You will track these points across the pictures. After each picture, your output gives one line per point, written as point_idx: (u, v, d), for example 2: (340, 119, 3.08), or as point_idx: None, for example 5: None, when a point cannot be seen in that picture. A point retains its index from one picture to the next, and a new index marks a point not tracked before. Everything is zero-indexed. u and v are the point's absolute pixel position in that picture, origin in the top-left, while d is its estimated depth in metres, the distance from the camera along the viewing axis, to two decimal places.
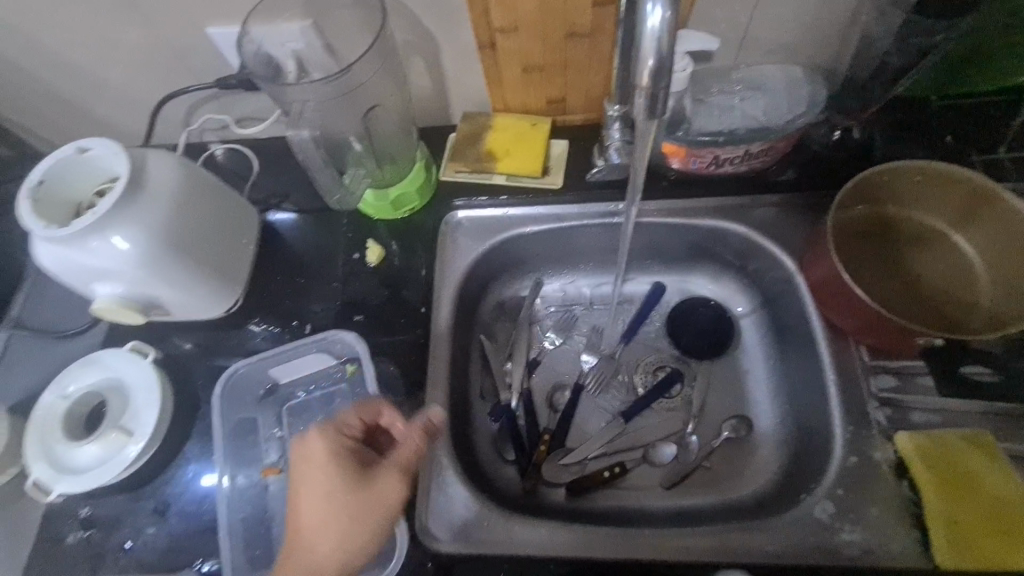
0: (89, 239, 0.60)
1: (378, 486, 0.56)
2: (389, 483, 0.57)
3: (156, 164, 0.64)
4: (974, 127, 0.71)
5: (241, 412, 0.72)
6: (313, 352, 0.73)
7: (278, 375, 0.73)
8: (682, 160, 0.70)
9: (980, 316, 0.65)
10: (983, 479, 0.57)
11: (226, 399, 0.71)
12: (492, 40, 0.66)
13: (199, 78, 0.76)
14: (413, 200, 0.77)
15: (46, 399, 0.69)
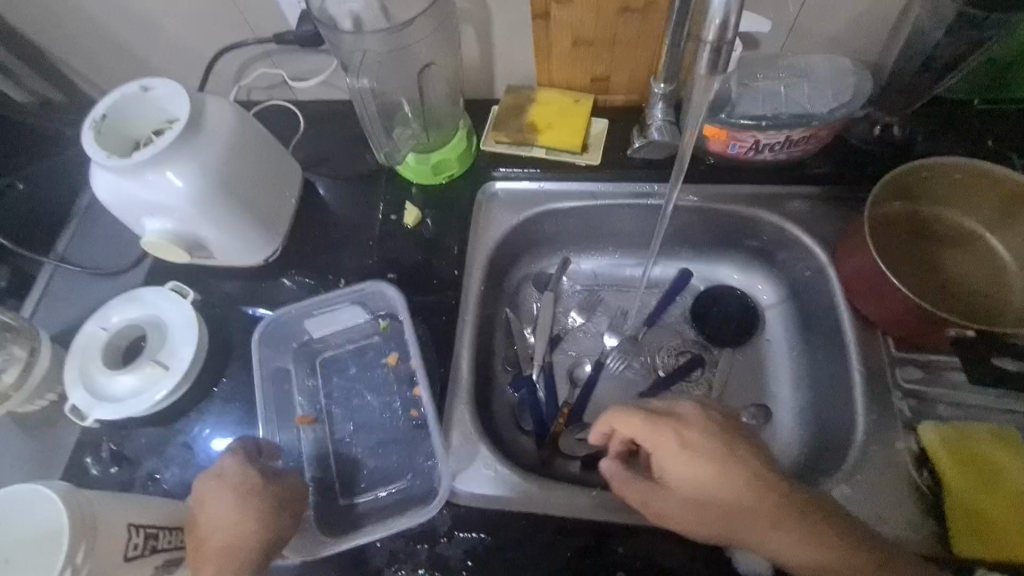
0: (147, 172, 0.62)
1: (285, 486, 0.60)
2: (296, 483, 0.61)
3: (215, 107, 0.67)
4: (1015, 131, 0.71)
5: (277, 360, 0.75)
6: (349, 304, 0.76)
7: (313, 327, 0.77)
8: (722, 143, 0.71)
9: (1013, 315, 0.65)
10: (1006, 474, 0.58)
11: (264, 346, 0.73)
12: (546, 10, 0.68)
13: (256, 33, 0.79)
14: (453, 166, 0.79)
15: (88, 329, 0.72)
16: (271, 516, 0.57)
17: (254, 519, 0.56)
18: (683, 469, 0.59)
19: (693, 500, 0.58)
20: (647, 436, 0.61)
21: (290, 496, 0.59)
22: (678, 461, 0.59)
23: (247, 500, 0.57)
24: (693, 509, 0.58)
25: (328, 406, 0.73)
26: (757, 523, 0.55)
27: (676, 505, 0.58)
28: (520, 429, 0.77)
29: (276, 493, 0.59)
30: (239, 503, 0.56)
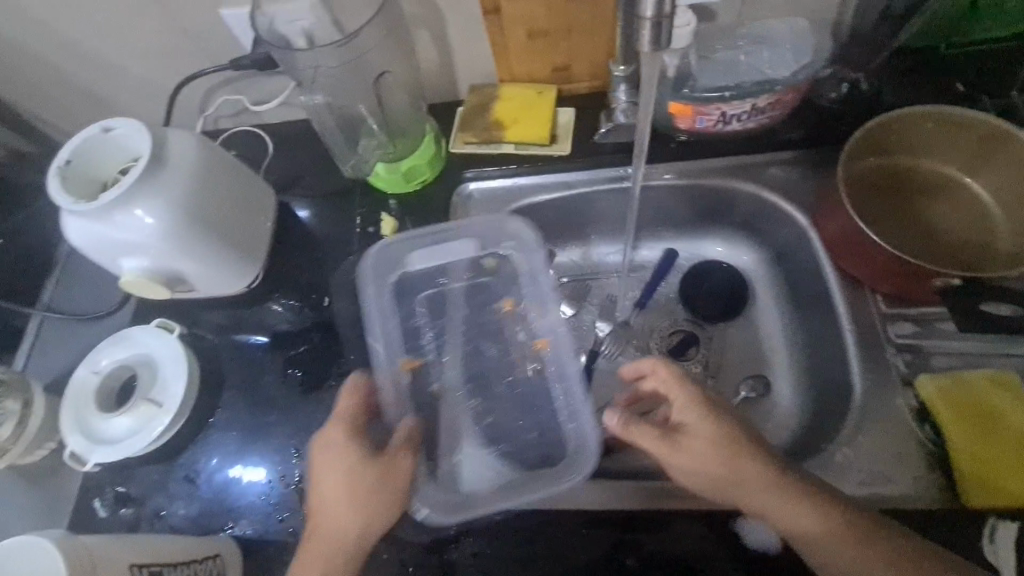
0: (116, 211, 0.62)
1: (390, 469, 0.57)
2: (400, 465, 0.58)
3: (178, 140, 0.66)
4: (983, 73, 0.71)
5: (382, 294, 0.74)
6: (465, 236, 0.75)
7: (420, 263, 0.75)
8: (689, 119, 0.71)
9: (999, 257, 0.64)
10: (1007, 418, 0.57)
11: (370, 279, 0.73)
12: (496, 6, 0.68)
13: (214, 61, 0.78)
14: (425, 172, 0.78)
15: (79, 375, 0.72)
16: (375, 504, 0.56)
17: (355, 509, 0.56)
18: (702, 423, 0.56)
19: (705, 453, 0.55)
20: (675, 390, 0.58)
21: (396, 478, 0.57)
22: (700, 414, 0.57)
23: (351, 488, 0.56)
24: (704, 459, 0.55)
25: (425, 344, 0.74)
26: (751, 482, 0.55)
27: (691, 451, 0.56)
28: None
29: (379, 479, 0.57)
30: (343, 489, 0.56)
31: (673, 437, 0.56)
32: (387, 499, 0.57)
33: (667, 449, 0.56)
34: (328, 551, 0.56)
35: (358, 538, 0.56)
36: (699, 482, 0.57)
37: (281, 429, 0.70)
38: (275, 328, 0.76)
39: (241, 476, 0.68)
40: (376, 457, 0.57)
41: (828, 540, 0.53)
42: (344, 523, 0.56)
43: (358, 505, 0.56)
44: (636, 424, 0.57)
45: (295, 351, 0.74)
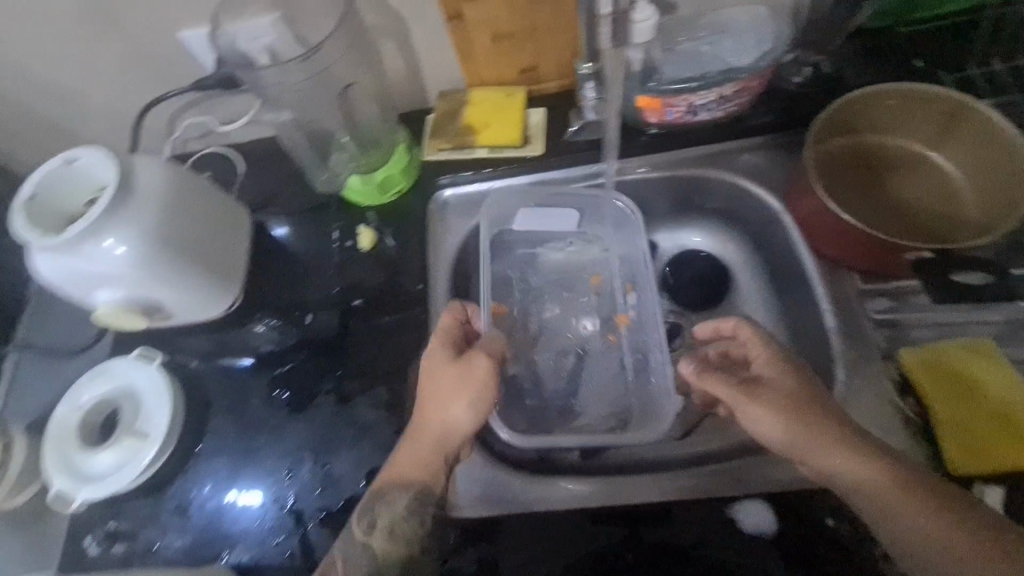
0: (85, 243, 0.61)
1: (472, 370, 0.61)
2: (482, 368, 0.61)
3: (144, 167, 0.65)
4: (940, 48, 0.72)
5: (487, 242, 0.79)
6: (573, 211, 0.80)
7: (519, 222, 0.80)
8: (658, 112, 0.71)
9: (969, 228, 0.65)
10: (987, 385, 0.59)
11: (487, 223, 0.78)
12: (458, 11, 0.68)
13: (178, 83, 0.77)
14: (399, 182, 0.78)
15: (60, 412, 0.70)
16: (461, 402, 0.60)
17: (447, 405, 0.60)
18: (779, 375, 0.60)
19: (779, 401, 0.57)
20: (754, 345, 0.63)
21: (481, 379, 0.61)
22: (775, 365, 0.61)
23: (442, 386, 0.61)
24: (776, 407, 0.57)
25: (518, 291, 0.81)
26: (816, 432, 0.55)
27: (765, 400, 0.58)
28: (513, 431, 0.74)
29: (462, 380, 0.61)
30: (438, 387, 0.61)
31: (750, 386, 0.60)
32: (473, 398, 0.61)
33: (742, 398, 0.59)
34: (422, 443, 0.60)
35: (448, 434, 0.60)
36: (776, 431, 0.57)
37: (270, 451, 0.69)
38: (259, 349, 0.75)
39: (235, 502, 0.67)
40: (460, 361, 0.62)
41: (888, 486, 0.52)
42: (436, 411, 0.60)
43: (450, 401, 0.60)
44: (711, 372, 0.62)
45: (280, 370, 0.74)
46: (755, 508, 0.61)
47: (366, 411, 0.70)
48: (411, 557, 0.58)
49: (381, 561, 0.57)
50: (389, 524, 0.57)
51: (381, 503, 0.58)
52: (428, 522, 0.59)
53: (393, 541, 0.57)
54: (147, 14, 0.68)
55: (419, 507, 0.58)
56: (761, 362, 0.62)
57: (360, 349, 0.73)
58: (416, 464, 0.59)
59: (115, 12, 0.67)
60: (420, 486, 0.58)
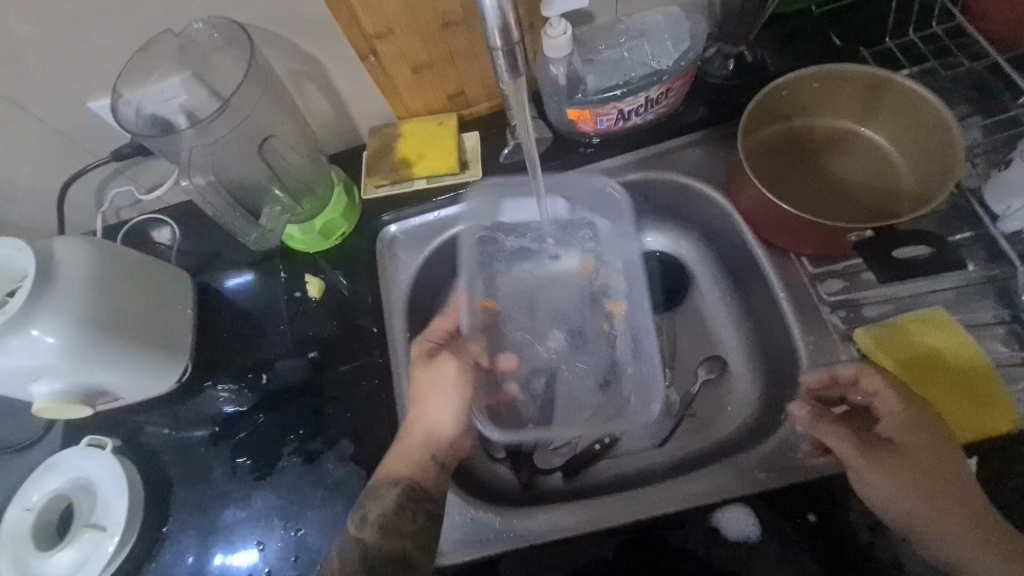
0: (10, 338, 0.58)
1: (444, 371, 0.66)
2: (451, 366, 0.66)
3: (65, 248, 0.62)
4: (856, 24, 0.73)
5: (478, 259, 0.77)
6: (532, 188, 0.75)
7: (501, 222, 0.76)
8: (590, 123, 0.71)
9: (907, 199, 0.66)
10: (944, 355, 0.59)
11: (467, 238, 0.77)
12: (371, 48, 0.66)
13: (97, 154, 0.74)
14: (341, 224, 0.76)
15: (10, 515, 0.66)
16: (438, 402, 0.65)
17: (427, 406, 0.64)
18: (919, 441, 0.54)
19: (911, 473, 0.52)
20: (890, 403, 0.56)
21: (454, 379, 0.66)
22: (909, 426, 0.54)
23: (418, 389, 0.65)
24: (898, 473, 0.53)
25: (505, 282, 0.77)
26: (924, 499, 0.51)
27: (891, 467, 0.53)
28: (493, 459, 0.73)
29: (435, 381, 0.65)
30: (417, 391, 0.65)
31: (883, 449, 0.54)
32: (448, 397, 0.65)
33: (869, 462, 0.53)
34: (409, 443, 0.63)
35: (432, 433, 0.63)
36: (900, 501, 0.52)
37: (238, 524, 0.67)
38: (216, 417, 0.72)
39: (225, 563, 0.65)
40: (430, 365, 0.66)
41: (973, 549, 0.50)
42: (427, 411, 0.64)
43: (429, 400, 0.65)
44: (832, 426, 0.56)
45: (241, 437, 0.71)
46: (737, 511, 0.60)
47: (333, 467, 0.67)
48: (402, 553, 0.57)
49: (375, 557, 0.56)
50: (378, 520, 0.58)
51: (371, 497, 0.59)
52: (420, 517, 0.59)
53: (382, 534, 0.57)
54: (47, 90, 0.65)
55: (409, 500, 0.59)
56: (893, 424, 0.55)
57: (321, 402, 0.71)
58: (404, 462, 0.61)
59: (12, 94, 0.64)
60: (410, 482, 0.60)
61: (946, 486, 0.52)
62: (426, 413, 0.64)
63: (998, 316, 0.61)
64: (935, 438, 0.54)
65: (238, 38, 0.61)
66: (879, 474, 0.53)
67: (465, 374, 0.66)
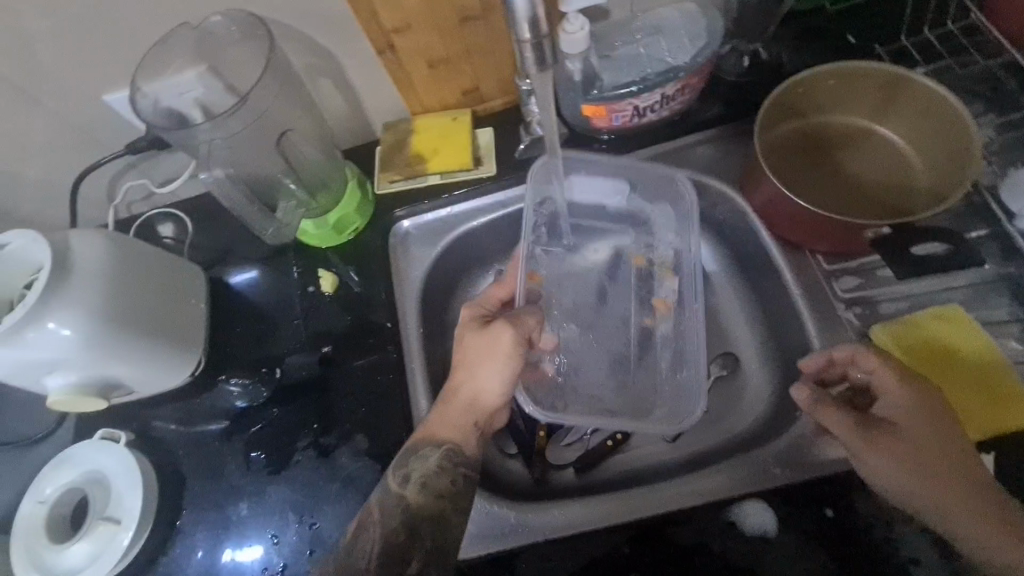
0: (26, 331, 0.58)
1: (498, 340, 0.63)
2: (506, 337, 0.62)
3: (81, 241, 0.62)
4: (870, 22, 0.73)
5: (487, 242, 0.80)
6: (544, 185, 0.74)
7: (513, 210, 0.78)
8: (605, 119, 0.71)
9: (922, 197, 0.66)
10: (959, 351, 0.59)
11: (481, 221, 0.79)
12: (389, 43, 0.66)
13: (111, 148, 0.74)
14: (355, 221, 0.76)
15: (24, 509, 0.66)
16: (488, 370, 0.62)
17: (476, 373, 0.62)
18: (918, 422, 0.53)
19: (907, 452, 0.52)
20: (888, 384, 0.56)
21: (507, 349, 0.62)
22: (907, 409, 0.54)
23: (471, 352, 0.63)
24: (895, 451, 0.53)
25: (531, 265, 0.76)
26: (917, 468, 0.52)
27: (886, 446, 0.53)
28: (506, 454, 0.73)
29: (488, 348, 0.63)
30: (467, 354, 0.64)
31: (879, 429, 0.54)
32: (500, 366, 0.62)
33: (865, 442, 0.54)
34: (455, 405, 0.62)
35: (478, 398, 0.62)
36: (899, 478, 0.52)
37: (253, 517, 0.67)
38: (230, 411, 0.72)
39: (232, 560, 0.65)
40: (485, 330, 0.63)
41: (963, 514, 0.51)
42: (479, 378, 0.63)
43: (478, 367, 0.63)
44: (832, 405, 0.56)
45: (255, 430, 0.71)
46: (753, 508, 0.60)
47: (348, 462, 0.67)
48: (442, 514, 0.56)
49: (415, 514, 0.55)
50: (422, 477, 0.57)
51: (415, 457, 0.59)
52: (458, 482, 0.58)
53: (426, 494, 0.56)
54: (63, 82, 0.65)
55: (450, 464, 0.59)
56: (892, 407, 0.55)
57: (335, 396, 0.71)
58: (448, 424, 0.61)
59: (28, 86, 0.64)
60: (451, 444, 0.60)
61: (940, 454, 0.52)
62: (477, 379, 0.63)
63: (1013, 313, 0.61)
64: (939, 422, 0.53)
65: (257, 31, 0.61)
66: (874, 453, 0.53)
67: (519, 346, 0.63)
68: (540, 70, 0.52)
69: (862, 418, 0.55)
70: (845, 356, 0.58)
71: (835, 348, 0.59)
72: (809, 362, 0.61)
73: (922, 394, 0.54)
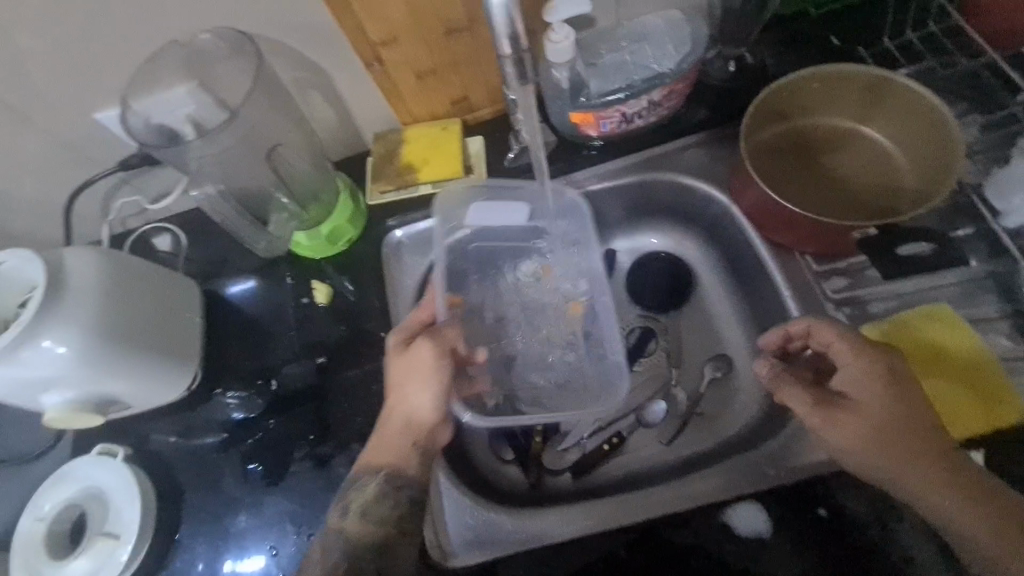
0: (20, 350, 0.58)
1: (420, 357, 0.61)
2: (427, 351, 0.61)
3: (74, 258, 0.62)
4: (855, 24, 0.74)
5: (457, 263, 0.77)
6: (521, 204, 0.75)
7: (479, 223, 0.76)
8: (593, 125, 0.72)
9: (908, 196, 0.67)
10: (948, 348, 0.60)
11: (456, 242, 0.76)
12: (376, 55, 0.66)
13: (103, 164, 0.75)
14: (347, 231, 0.77)
15: (22, 525, 0.66)
16: (415, 389, 0.61)
17: (404, 394, 0.61)
18: (874, 393, 0.54)
19: (865, 427, 0.54)
20: (845, 355, 0.57)
21: (430, 364, 0.61)
22: (872, 384, 0.55)
23: (396, 374, 0.62)
24: (854, 429, 0.54)
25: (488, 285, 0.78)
26: (884, 449, 0.53)
27: (845, 424, 0.55)
28: (502, 461, 0.73)
29: (412, 366, 0.61)
30: (395, 377, 0.62)
31: (835, 404, 0.55)
32: (424, 384, 0.61)
33: (820, 418, 0.55)
34: (388, 429, 0.61)
35: (411, 418, 0.61)
36: (861, 453, 0.54)
37: (250, 529, 0.67)
38: (226, 423, 0.73)
39: (236, 569, 0.66)
40: (406, 350, 0.62)
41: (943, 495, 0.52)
42: (414, 397, 0.61)
43: (403, 388, 0.61)
44: (790, 382, 0.58)
45: (251, 442, 0.71)
46: (748, 509, 0.60)
47: (344, 472, 0.68)
48: (385, 539, 0.58)
49: (355, 544, 0.57)
50: (361, 507, 0.59)
51: (355, 487, 0.60)
52: (403, 505, 0.59)
53: (369, 522, 0.58)
54: (54, 101, 0.65)
55: (391, 489, 0.59)
56: (849, 377, 0.56)
57: (330, 406, 0.71)
58: (387, 449, 0.60)
59: (18, 106, 0.64)
60: (390, 470, 0.60)
61: (904, 432, 0.53)
62: (414, 397, 0.61)
63: (1000, 310, 0.62)
64: (896, 392, 0.54)
65: (245, 47, 0.62)
66: (828, 429, 0.55)
67: (442, 359, 0.62)
68: (525, 83, 0.53)
69: (819, 394, 0.56)
70: (801, 330, 0.60)
71: (791, 324, 0.61)
72: (769, 337, 0.63)
73: (877, 363, 0.55)
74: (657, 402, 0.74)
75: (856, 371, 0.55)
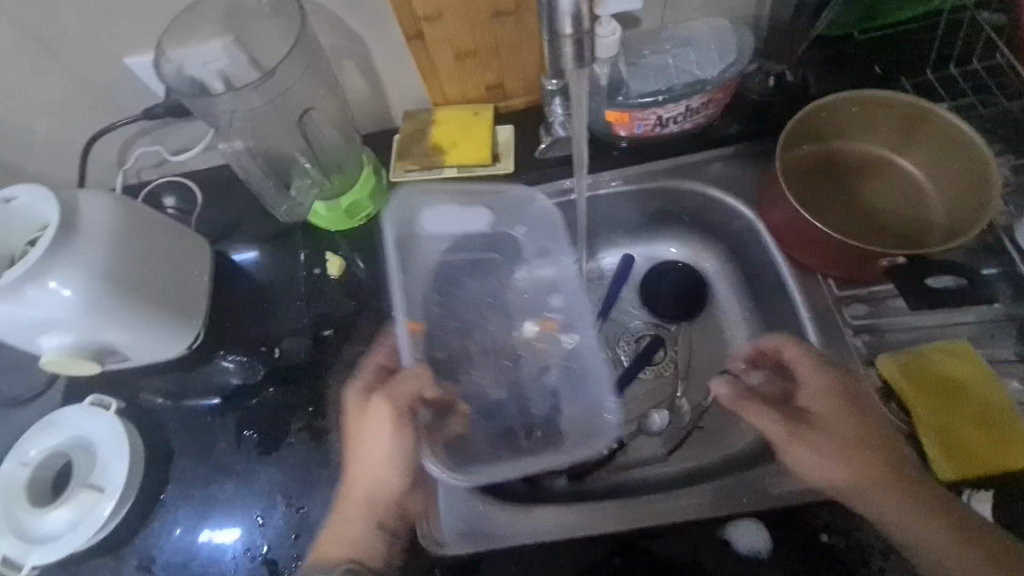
0: (26, 288, 0.57)
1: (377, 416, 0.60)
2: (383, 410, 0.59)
3: (90, 202, 0.61)
4: (897, 54, 0.74)
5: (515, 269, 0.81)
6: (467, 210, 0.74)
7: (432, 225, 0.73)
8: (627, 126, 0.71)
9: (936, 230, 0.66)
10: (966, 387, 0.59)
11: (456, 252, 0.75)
12: (419, 30, 0.65)
13: (127, 112, 0.73)
14: (367, 206, 0.75)
15: (5, 468, 0.65)
16: (373, 448, 0.60)
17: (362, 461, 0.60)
18: (827, 409, 0.56)
19: (830, 444, 0.55)
20: (806, 372, 0.58)
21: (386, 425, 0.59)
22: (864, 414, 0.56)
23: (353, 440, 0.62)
24: (820, 440, 0.56)
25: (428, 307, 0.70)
26: (847, 465, 0.54)
27: (807, 439, 0.56)
28: None
29: (364, 430, 0.61)
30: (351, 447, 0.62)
31: (795, 421, 0.57)
32: (379, 445, 0.60)
33: (784, 435, 0.56)
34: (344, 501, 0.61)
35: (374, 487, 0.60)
36: (816, 460, 0.55)
37: (238, 497, 0.65)
38: (223, 387, 0.71)
39: (210, 540, 0.64)
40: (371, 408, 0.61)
41: (911, 520, 0.52)
42: (375, 461, 0.60)
43: (363, 449, 0.61)
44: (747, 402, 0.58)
45: (248, 408, 0.70)
46: (748, 527, 0.59)
47: (341, 449, 0.66)
48: None
49: None
50: None
51: None
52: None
53: None
54: (87, 41, 0.64)
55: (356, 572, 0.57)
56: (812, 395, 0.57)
57: (331, 379, 0.70)
58: (346, 530, 0.59)
59: (50, 41, 0.63)
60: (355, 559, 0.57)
61: (868, 448, 0.55)
62: (369, 460, 0.60)
63: (1018, 353, 0.61)
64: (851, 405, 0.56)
65: (290, 6, 0.61)
66: (788, 444, 0.56)
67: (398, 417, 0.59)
68: (579, 66, 0.51)
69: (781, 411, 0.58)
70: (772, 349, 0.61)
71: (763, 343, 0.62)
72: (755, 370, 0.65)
73: (832, 380, 0.57)
74: (660, 413, 0.73)
75: (828, 388, 0.57)
